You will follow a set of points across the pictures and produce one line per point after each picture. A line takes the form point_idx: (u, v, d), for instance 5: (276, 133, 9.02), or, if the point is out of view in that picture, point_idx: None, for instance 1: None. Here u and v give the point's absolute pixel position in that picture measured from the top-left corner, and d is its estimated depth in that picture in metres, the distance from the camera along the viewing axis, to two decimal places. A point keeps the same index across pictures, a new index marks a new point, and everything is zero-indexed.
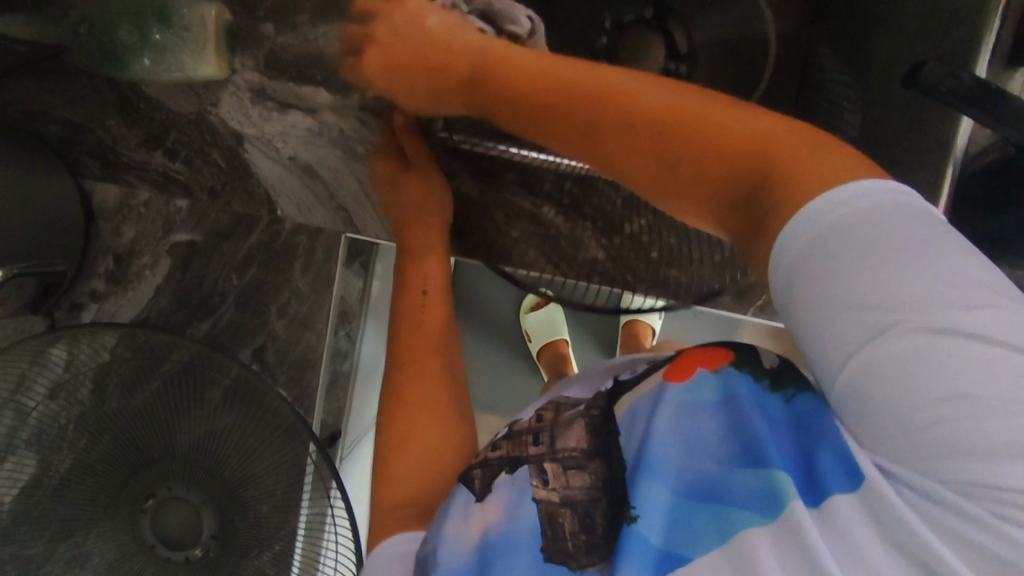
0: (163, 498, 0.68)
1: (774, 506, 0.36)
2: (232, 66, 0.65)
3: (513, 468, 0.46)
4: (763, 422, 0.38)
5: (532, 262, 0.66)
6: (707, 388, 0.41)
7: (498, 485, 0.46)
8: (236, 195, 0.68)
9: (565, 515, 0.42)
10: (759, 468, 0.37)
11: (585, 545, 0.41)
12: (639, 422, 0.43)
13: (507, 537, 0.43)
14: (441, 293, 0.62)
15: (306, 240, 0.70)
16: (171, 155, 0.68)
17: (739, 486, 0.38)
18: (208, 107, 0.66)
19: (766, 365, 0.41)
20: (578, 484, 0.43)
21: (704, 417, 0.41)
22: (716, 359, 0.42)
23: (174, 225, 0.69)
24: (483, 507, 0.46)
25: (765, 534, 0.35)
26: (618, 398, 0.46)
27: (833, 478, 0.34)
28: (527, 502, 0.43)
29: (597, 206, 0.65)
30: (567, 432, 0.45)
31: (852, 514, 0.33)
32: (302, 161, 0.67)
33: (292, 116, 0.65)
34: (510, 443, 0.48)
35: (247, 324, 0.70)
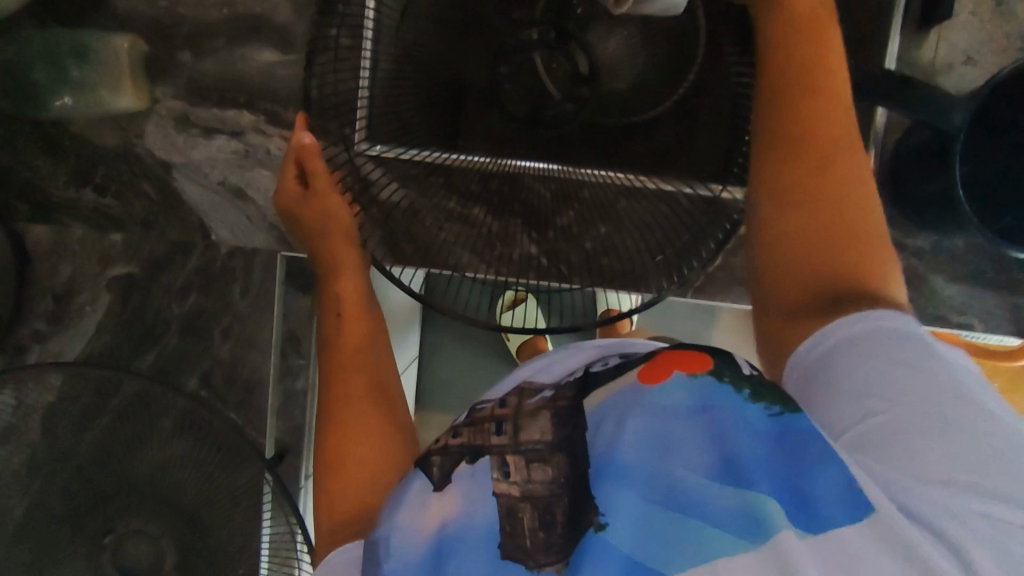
0: (123, 532, 0.69)
1: (759, 528, 0.35)
2: (152, 96, 0.66)
3: (474, 458, 0.44)
4: (752, 436, 0.38)
5: (468, 263, 0.67)
6: (681, 392, 0.40)
7: (459, 475, 0.44)
8: (169, 224, 0.68)
9: (524, 510, 0.40)
10: (743, 487, 0.36)
11: (544, 544, 0.39)
12: (609, 427, 0.41)
13: (466, 534, 0.41)
14: (362, 300, 0.60)
15: (242, 262, 0.69)
16: (101, 190, 0.68)
17: (717, 502, 0.36)
18: (133, 139, 0.67)
19: (743, 371, 0.40)
20: (540, 478, 0.41)
21: (681, 427, 0.39)
22: (693, 366, 0.41)
23: (110, 260, 0.69)
24: (439, 499, 0.44)
25: (752, 556, 0.34)
26: (588, 392, 0.45)
27: (836, 505, 0.35)
28: (486, 496, 0.42)
29: (526, 202, 0.66)
30: (530, 425, 0.43)
31: (856, 541, 0.33)
32: (231, 184, 0.67)
33: (218, 141, 0.67)
34: (471, 431, 0.46)
35: (191, 350, 0.70)
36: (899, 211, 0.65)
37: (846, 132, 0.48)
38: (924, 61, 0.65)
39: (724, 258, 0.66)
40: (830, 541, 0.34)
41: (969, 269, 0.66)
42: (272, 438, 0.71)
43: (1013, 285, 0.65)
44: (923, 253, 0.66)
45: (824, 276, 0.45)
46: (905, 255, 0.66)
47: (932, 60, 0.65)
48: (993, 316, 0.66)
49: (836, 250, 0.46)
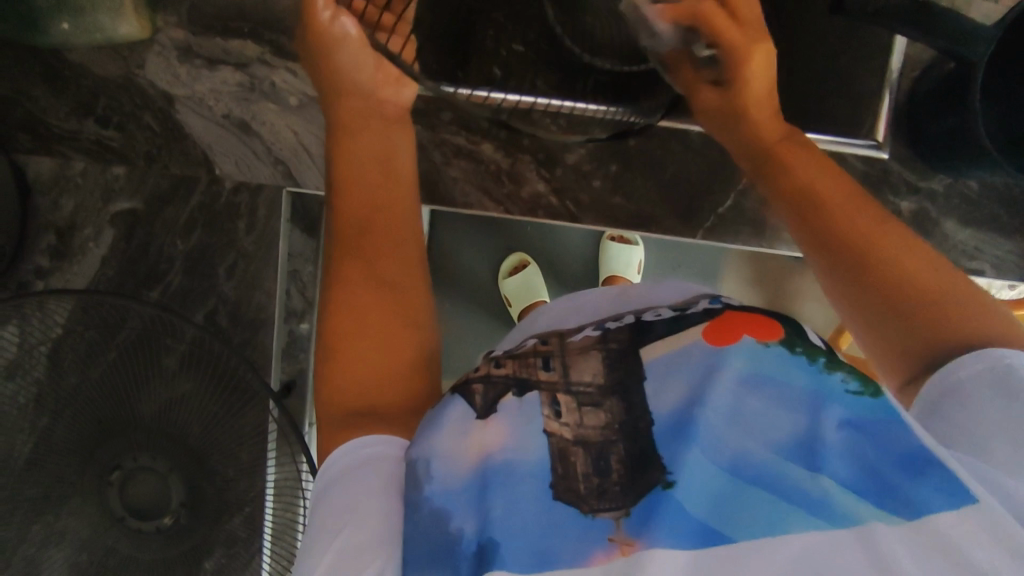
0: (130, 469, 0.67)
1: (835, 517, 0.35)
2: (154, 24, 0.64)
3: (520, 391, 0.43)
4: (836, 418, 0.38)
5: (474, 202, 0.66)
6: (749, 356, 0.40)
7: (504, 407, 0.42)
8: (172, 158, 0.67)
9: (577, 454, 0.40)
10: (819, 473, 0.36)
11: (597, 489, 0.39)
12: (673, 375, 0.42)
13: (517, 464, 0.40)
14: (374, 176, 0.53)
15: (248, 198, 0.68)
16: (103, 122, 0.66)
17: (796, 481, 0.36)
18: (135, 70, 0.65)
19: (816, 341, 0.41)
20: (592, 423, 0.41)
21: (750, 394, 0.40)
22: (767, 330, 0.41)
23: (112, 194, 0.67)
24: (484, 426, 0.42)
25: (822, 536, 0.34)
26: (644, 341, 0.44)
27: (933, 500, 0.34)
28: (538, 433, 0.41)
29: (535, 138, 0.65)
30: (582, 364, 0.43)
31: (946, 536, 0.33)
32: (236, 117, 0.66)
33: (222, 72, 0.65)
34: (516, 361, 0.45)
35: (197, 289, 0.69)
36: (914, 151, 0.64)
37: (831, 181, 0.48)
38: None
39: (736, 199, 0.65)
40: (924, 528, 0.33)
41: (980, 213, 0.65)
42: (276, 378, 0.71)
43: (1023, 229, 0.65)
44: (934, 197, 0.65)
45: (893, 330, 0.42)
46: (917, 197, 0.65)
47: None
48: (1003, 260, 0.66)
49: (906, 306, 0.41)
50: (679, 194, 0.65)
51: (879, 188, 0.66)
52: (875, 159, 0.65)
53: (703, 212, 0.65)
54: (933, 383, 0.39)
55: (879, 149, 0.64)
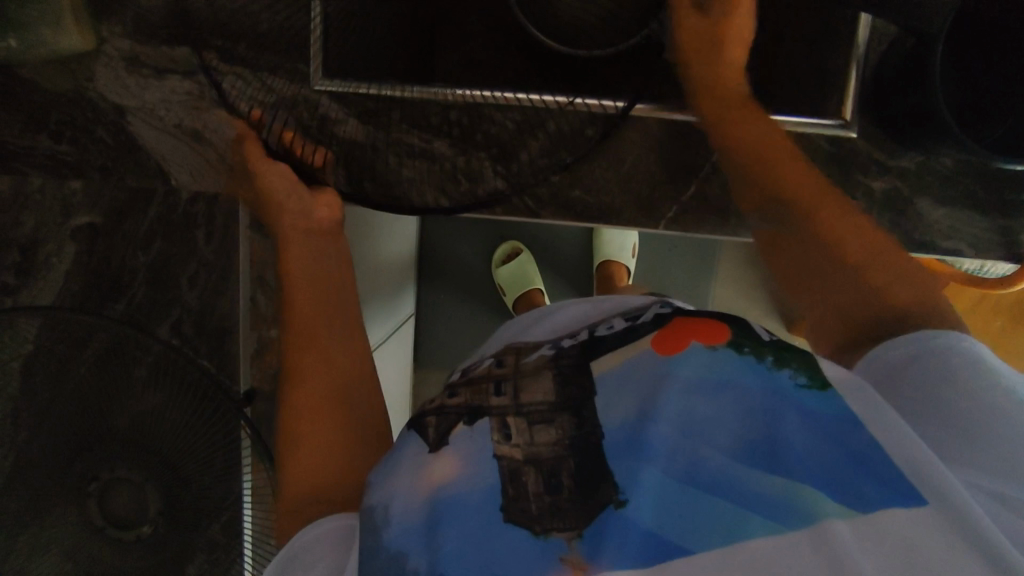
0: (107, 480, 0.67)
1: (795, 517, 0.36)
2: (99, 36, 0.64)
3: (471, 420, 0.46)
4: (776, 420, 0.40)
5: (430, 201, 0.65)
6: (699, 362, 0.43)
7: (456, 437, 0.45)
8: (127, 169, 0.67)
9: (528, 473, 0.41)
10: (773, 472, 0.38)
11: (549, 508, 0.40)
12: (619, 390, 0.45)
13: (465, 497, 0.42)
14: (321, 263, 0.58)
15: (204, 208, 0.68)
16: (56, 137, 0.66)
17: (752, 486, 0.38)
18: (85, 83, 0.65)
19: (765, 341, 0.44)
20: (544, 440, 0.43)
21: (703, 395, 0.42)
22: (711, 337, 0.45)
23: (71, 208, 0.68)
24: (435, 461, 0.45)
25: (776, 539, 0.35)
26: (595, 355, 0.47)
27: (872, 492, 0.36)
28: (485, 458, 0.43)
29: (488, 132, 0.64)
30: (533, 386, 0.46)
31: (896, 528, 0.34)
32: (188, 127, 0.65)
33: (170, 81, 0.64)
34: (469, 390, 0.49)
35: (160, 300, 0.69)
36: (882, 129, 0.61)
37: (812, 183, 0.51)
38: None
39: (698, 187, 0.63)
40: (873, 518, 0.35)
41: (956, 190, 0.62)
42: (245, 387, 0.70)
43: (1000, 205, 0.62)
44: (907, 174, 0.62)
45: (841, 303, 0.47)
46: (889, 177, 0.63)
47: None
48: (981, 239, 0.63)
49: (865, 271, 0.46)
50: (640, 185, 0.64)
51: (848, 168, 0.63)
52: (844, 139, 0.62)
53: (665, 201, 0.64)
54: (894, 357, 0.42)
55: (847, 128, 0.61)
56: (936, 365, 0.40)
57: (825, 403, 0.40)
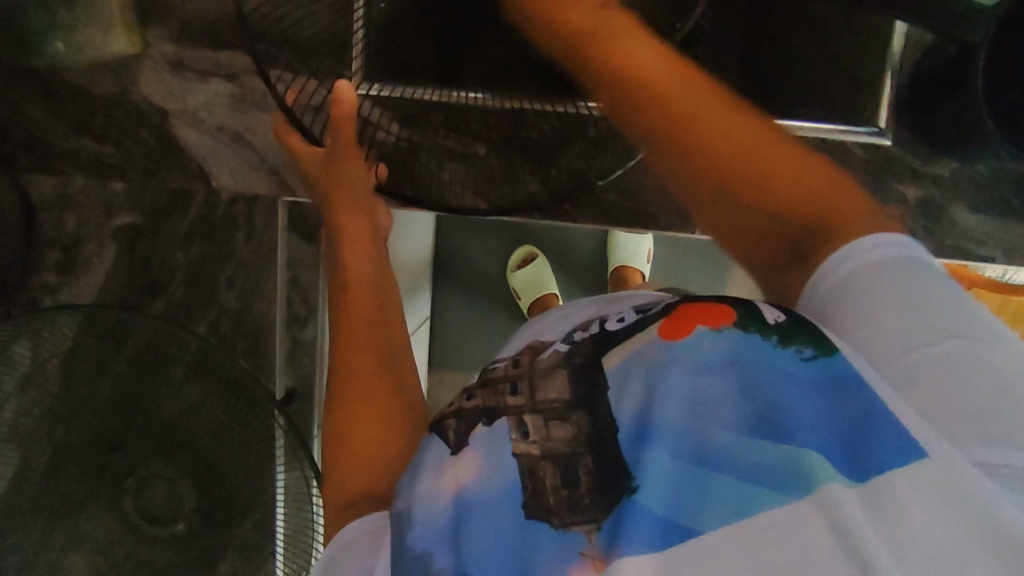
0: (142, 475, 0.70)
1: (808, 487, 0.31)
2: (145, 40, 0.65)
3: (490, 420, 0.41)
4: (783, 386, 0.35)
5: (469, 203, 0.66)
6: (704, 343, 0.37)
7: (475, 439, 0.41)
8: (170, 171, 0.68)
9: (545, 468, 0.37)
10: (781, 442, 0.33)
11: (568, 502, 0.36)
12: (632, 378, 0.38)
13: (485, 496, 0.38)
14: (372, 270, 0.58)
15: (244, 208, 0.69)
16: (101, 139, 0.67)
17: (754, 459, 0.33)
18: (130, 86, 0.66)
19: (770, 321, 0.37)
20: (560, 435, 0.39)
21: (703, 373, 0.37)
22: (718, 319, 0.38)
23: (113, 208, 0.69)
24: (456, 460, 0.41)
25: (788, 516, 0.31)
26: (607, 349, 0.41)
27: (887, 461, 0.31)
28: (506, 456, 0.39)
29: (528, 138, 0.65)
30: (549, 383, 0.41)
31: (916, 498, 0.29)
32: (230, 129, 0.66)
33: (213, 84, 0.65)
34: (486, 391, 0.44)
35: (198, 299, 0.70)
36: (917, 137, 0.62)
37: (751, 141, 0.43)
38: None
39: None
40: (889, 498, 0.30)
41: (991, 197, 0.63)
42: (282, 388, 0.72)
43: None
44: (940, 181, 0.63)
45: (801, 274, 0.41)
46: (923, 183, 0.63)
47: None
48: (1014, 246, 0.63)
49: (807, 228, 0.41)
50: None
51: (882, 174, 0.63)
52: (878, 146, 0.63)
53: None
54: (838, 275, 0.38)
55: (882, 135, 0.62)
56: (879, 284, 0.36)
57: (826, 371, 0.35)
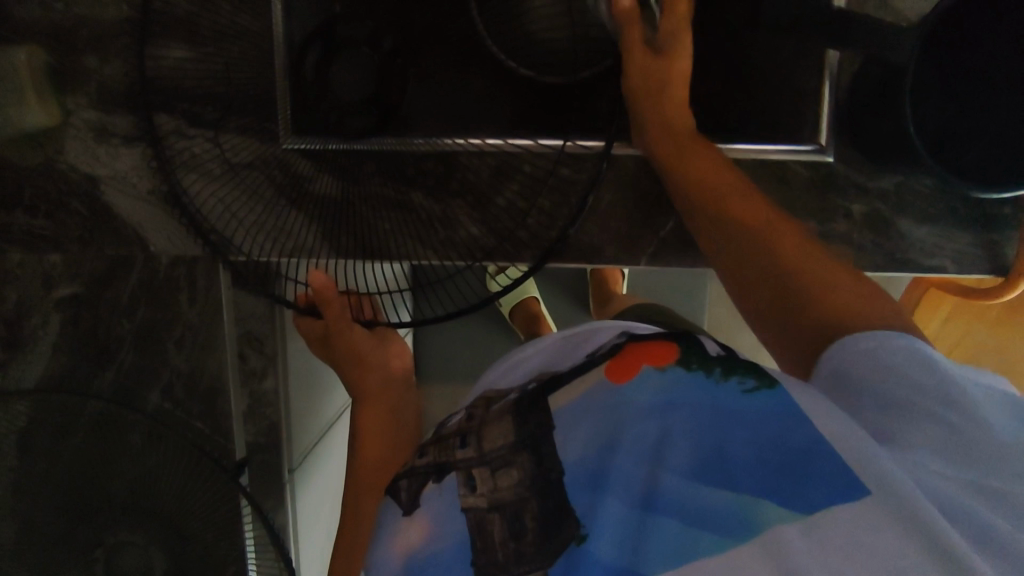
0: (114, 544, 0.68)
1: (746, 526, 0.37)
2: (65, 108, 0.63)
3: (439, 477, 0.50)
4: (722, 426, 0.41)
5: (411, 251, 0.64)
6: (648, 385, 0.45)
7: (427, 497, 0.50)
8: (105, 240, 0.67)
9: (494, 520, 0.46)
10: (724, 483, 0.40)
11: (515, 553, 0.44)
12: (579, 430, 0.46)
13: (436, 556, 0.47)
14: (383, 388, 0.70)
15: (186, 271, 0.67)
16: (31, 211, 0.66)
17: (704, 500, 0.39)
18: (54, 156, 0.64)
19: (710, 355, 0.45)
20: (506, 484, 0.47)
21: (653, 421, 0.44)
22: (660, 358, 0.46)
23: (53, 281, 0.68)
24: (412, 522, 0.50)
25: (727, 553, 0.37)
26: (554, 391, 0.50)
27: (826, 494, 0.36)
28: (455, 513, 0.47)
29: (463, 179, 0.64)
30: (493, 432, 0.50)
31: (852, 526, 0.35)
32: (161, 192, 0.65)
33: (141, 148, 0.64)
34: (436, 449, 0.53)
35: (148, 365, 0.69)
36: (859, 152, 0.61)
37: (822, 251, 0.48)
38: None
39: (677, 221, 0.63)
40: (823, 524, 0.36)
41: (938, 208, 0.62)
42: (241, 454, 0.72)
43: (982, 219, 0.62)
44: (887, 196, 0.62)
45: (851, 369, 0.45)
46: (869, 199, 0.62)
47: None
48: (966, 253, 0.62)
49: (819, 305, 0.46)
50: (618, 222, 0.63)
51: (826, 192, 0.62)
52: (819, 164, 0.62)
53: (645, 237, 0.63)
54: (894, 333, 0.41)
55: (823, 152, 0.61)
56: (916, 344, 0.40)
57: (766, 405, 0.41)
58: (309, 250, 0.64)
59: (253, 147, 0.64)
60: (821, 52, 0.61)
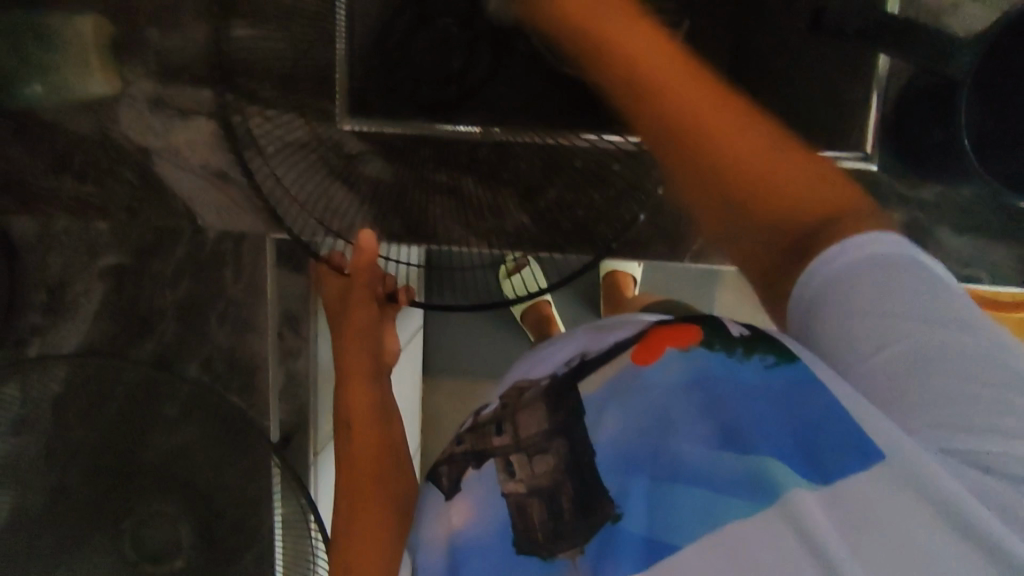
0: (144, 513, 0.68)
1: (768, 495, 0.35)
2: (123, 78, 0.64)
3: (479, 463, 0.48)
4: (744, 400, 0.39)
5: (459, 237, 0.66)
6: (675, 365, 0.43)
7: (467, 483, 0.48)
8: (153, 210, 0.67)
9: (534, 504, 0.43)
10: (747, 453, 0.37)
11: (554, 532, 0.42)
12: (609, 411, 0.44)
13: (479, 540, 0.45)
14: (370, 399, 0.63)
15: (232, 246, 0.68)
16: (81, 178, 0.66)
17: (727, 471, 0.37)
18: (108, 125, 0.65)
19: (733, 336, 0.42)
20: (542, 470, 0.44)
21: (675, 397, 0.42)
22: (684, 338, 0.44)
23: (99, 249, 0.68)
24: (452, 508, 0.48)
25: (755, 522, 0.34)
26: (583, 375, 0.47)
27: (845, 461, 0.34)
28: (495, 499, 0.45)
29: (513, 170, 0.65)
30: (527, 420, 0.46)
31: (880, 495, 0.32)
32: (213, 167, 0.66)
33: (195, 122, 0.65)
34: (473, 437, 0.49)
35: (189, 336, 0.70)
36: (904, 163, 0.63)
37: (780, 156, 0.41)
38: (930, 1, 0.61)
39: None
40: (847, 492, 0.33)
41: (974, 221, 0.64)
42: (277, 433, 0.72)
43: (1018, 234, 0.63)
44: (926, 207, 0.64)
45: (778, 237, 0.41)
46: (908, 208, 0.64)
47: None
48: (998, 267, 0.64)
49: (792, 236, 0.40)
50: (664, 221, 0.65)
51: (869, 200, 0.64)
52: (865, 172, 0.63)
53: (690, 235, 0.65)
54: (836, 265, 0.37)
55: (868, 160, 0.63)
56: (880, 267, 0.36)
57: (783, 376, 0.38)
58: (361, 234, 0.66)
59: (305, 129, 0.65)
60: (873, 55, 0.61)
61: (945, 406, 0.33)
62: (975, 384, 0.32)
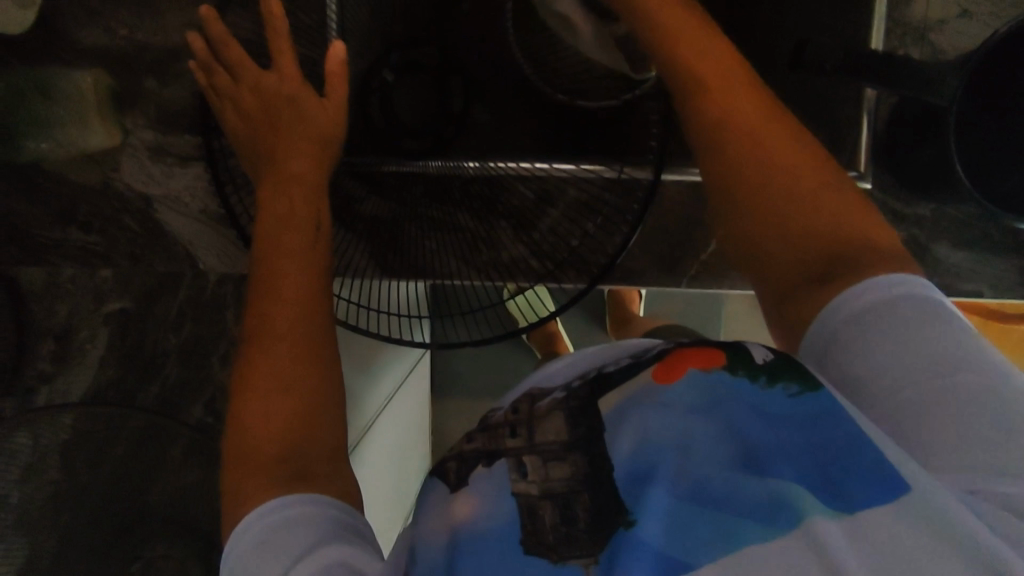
0: (149, 558, 0.65)
1: (787, 517, 0.33)
2: (124, 130, 0.66)
3: (490, 461, 0.43)
4: (761, 422, 0.38)
5: (454, 270, 0.67)
6: (695, 388, 0.40)
7: (475, 478, 0.43)
8: (156, 256, 0.70)
9: (546, 506, 0.39)
10: (765, 478, 0.36)
11: (566, 536, 0.38)
12: (625, 422, 0.41)
13: (480, 535, 0.39)
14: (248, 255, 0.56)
15: (232, 288, 0.70)
16: (85, 228, 0.69)
17: (746, 492, 0.35)
18: (110, 174, 0.67)
19: (758, 361, 0.40)
20: (558, 475, 0.40)
21: (698, 417, 0.39)
22: (707, 361, 0.41)
23: (104, 296, 0.70)
24: (457, 499, 0.42)
25: (775, 543, 0.32)
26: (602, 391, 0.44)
27: (865, 493, 0.33)
28: (506, 499, 0.40)
29: (509, 203, 0.66)
30: (546, 426, 0.43)
31: (893, 525, 0.31)
32: (212, 212, 0.68)
33: (193, 169, 0.67)
34: (485, 436, 0.45)
35: (193, 379, 0.70)
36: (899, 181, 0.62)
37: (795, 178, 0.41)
38: (915, 19, 0.62)
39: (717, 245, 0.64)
40: (866, 522, 0.32)
41: (973, 235, 0.63)
42: None
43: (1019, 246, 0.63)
44: (922, 223, 0.63)
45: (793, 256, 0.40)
46: (905, 225, 0.64)
47: (922, 18, 0.62)
48: (1001, 280, 0.63)
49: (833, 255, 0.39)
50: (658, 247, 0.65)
51: None
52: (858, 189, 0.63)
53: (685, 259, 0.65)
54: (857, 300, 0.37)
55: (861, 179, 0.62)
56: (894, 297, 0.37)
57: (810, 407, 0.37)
58: (356, 270, 0.66)
59: None
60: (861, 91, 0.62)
61: (976, 448, 0.32)
62: (999, 416, 0.32)
